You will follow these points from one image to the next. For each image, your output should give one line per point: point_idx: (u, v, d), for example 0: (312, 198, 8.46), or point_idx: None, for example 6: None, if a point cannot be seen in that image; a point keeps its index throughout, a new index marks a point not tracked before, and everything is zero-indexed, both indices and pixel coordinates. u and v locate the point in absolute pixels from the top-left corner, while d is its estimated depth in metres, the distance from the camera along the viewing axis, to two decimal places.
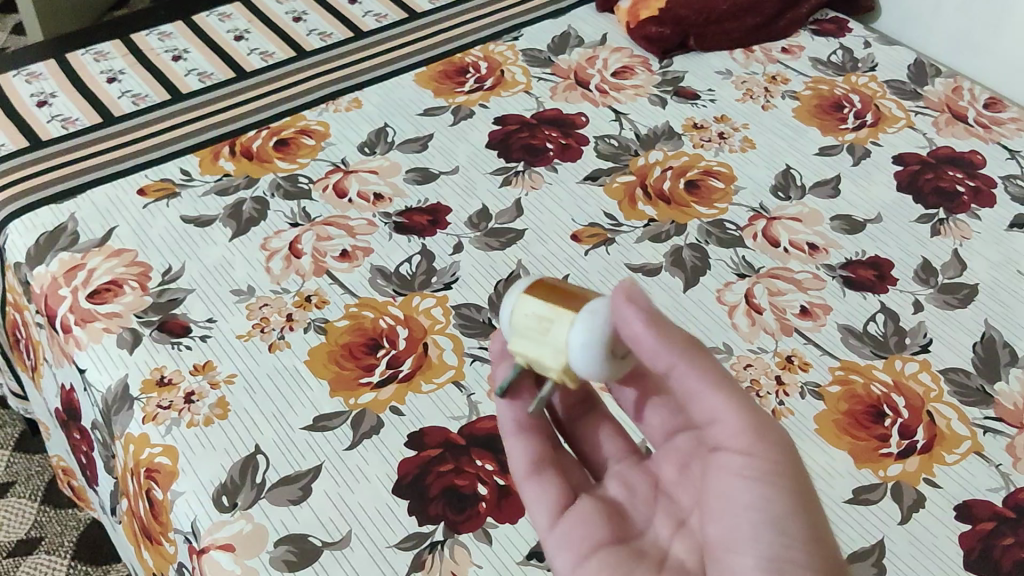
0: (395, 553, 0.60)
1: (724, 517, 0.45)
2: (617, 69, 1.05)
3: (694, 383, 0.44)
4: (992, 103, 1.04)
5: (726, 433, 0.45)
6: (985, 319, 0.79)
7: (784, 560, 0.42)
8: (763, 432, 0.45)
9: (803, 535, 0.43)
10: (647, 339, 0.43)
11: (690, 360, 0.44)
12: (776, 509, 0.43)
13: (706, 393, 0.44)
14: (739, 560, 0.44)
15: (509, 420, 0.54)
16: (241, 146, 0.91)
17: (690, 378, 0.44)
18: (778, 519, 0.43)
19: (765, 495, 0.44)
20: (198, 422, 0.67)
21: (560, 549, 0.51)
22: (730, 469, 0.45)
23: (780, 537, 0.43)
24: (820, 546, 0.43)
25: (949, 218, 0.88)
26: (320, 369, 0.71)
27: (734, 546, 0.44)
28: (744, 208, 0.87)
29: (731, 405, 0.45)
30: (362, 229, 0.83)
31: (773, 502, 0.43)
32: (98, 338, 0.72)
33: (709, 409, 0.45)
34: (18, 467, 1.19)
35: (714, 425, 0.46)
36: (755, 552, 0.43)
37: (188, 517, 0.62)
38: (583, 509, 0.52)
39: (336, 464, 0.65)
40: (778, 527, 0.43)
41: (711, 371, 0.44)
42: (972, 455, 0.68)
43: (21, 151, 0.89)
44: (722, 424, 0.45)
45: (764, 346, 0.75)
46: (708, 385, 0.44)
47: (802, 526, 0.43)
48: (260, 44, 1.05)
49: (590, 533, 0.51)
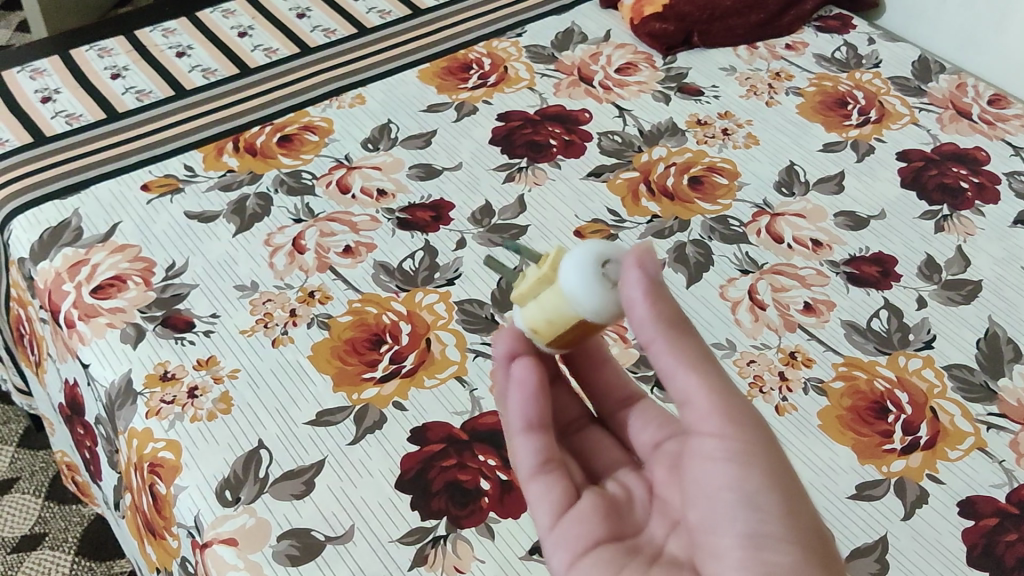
0: (397, 548, 0.60)
1: (702, 501, 0.45)
2: (621, 65, 1.05)
3: (667, 364, 0.45)
4: (997, 100, 1.04)
5: (698, 415, 0.45)
6: (989, 315, 0.79)
7: (761, 537, 0.42)
8: (736, 413, 0.44)
9: (779, 509, 0.43)
10: (639, 307, 0.44)
11: (668, 337, 0.44)
12: (748, 488, 0.43)
13: (678, 372, 0.45)
14: (718, 541, 0.44)
15: (519, 417, 0.52)
16: (245, 142, 0.91)
17: (668, 357, 0.45)
18: (751, 497, 0.43)
19: (738, 475, 0.44)
20: (201, 416, 0.67)
21: (557, 548, 0.50)
22: (703, 453, 0.45)
23: (754, 514, 0.43)
24: (798, 518, 0.43)
25: (954, 215, 0.88)
26: (323, 364, 0.71)
27: (715, 526, 0.44)
28: (748, 204, 0.87)
29: (706, 389, 0.44)
30: (365, 224, 0.83)
31: (745, 481, 0.43)
32: (102, 333, 0.72)
33: (682, 390, 0.45)
34: (23, 463, 1.19)
35: (687, 408, 0.46)
36: (733, 530, 0.43)
37: (192, 512, 0.62)
38: (582, 506, 0.51)
39: (338, 458, 0.65)
40: (752, 505, 0.43)
41: (687, 353, 0.45)
42: (976, 451, 0.68)
43: (26, 146, 0.89)
44: (693, 405, 0.45)
45: (768, 342, 0.75)
46: (684, 365, 0.44)
47: (776, 500, 0.43)
48: (265, 40, 1.05)
49: (586, 531, 0.50)
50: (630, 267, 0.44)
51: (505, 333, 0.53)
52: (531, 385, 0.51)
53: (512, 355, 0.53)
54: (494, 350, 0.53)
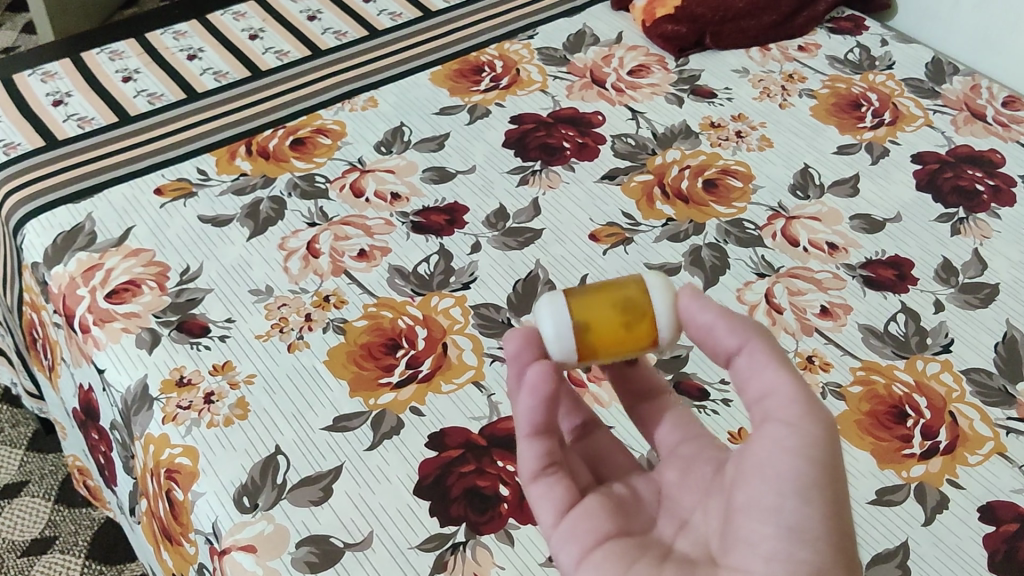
0: (417, 555, 0.60)
1: (752, 483, 0.44)
2: (633, 67, 1.04)
3: (755, 363, 0.46)
4: (1011, 101, 1.03)
5: (779, 403, 0.45)
6: (1007, 318, 0.78)
7: (803, 531, 0.42)
8: (815, 409, 0.44)
9: (826, 508, 0.43)
10: (722, 323, 0.47)
11: (760, 338, 0.47)
12: (805, 479, 0.43)
13: (768, 367, 0.46)
14: (758, 529, 0.43)
15: (526, 423, 0.48)
16: (257, 146, 0.90)
17: (760, 352, 0.46)
18: (804, 489, 0.43)
19: (799, 466, 0.43)
20: (218, 422, 0.67)
21: (567, 543, 0.48)
22: (771, 440, 0.44)
23: (803, 508, 0.42)
24: (838, 521, 0.43)
25: (970, 218, 0.87)
26: (339, 369, 0.71)
27: (758, 513, 0.43)
28: (763, 207, 0.87)
29: (790, 386, 0.45)
30: (379, 228, 0.82)
31: (806, 473, 0.43)
32: (117, 338, 0.72)
33: (765, 385, 0.46)
34: (32, 466, 1.19)
35: (765, 400, 0.45)
36: (776, 520, 0.43)
37: (210, 519, 0.62)
38: (588, 504, 0.49)
39: (356, 464, 0.65)
40: (804, 497, 0.42)
41: (775, 354, 0.46)
42: (996, 456, 0.68)
43: (38, 150, 0.88)
44: (773, 396, 0.45)
45: (786, 346, 0.74)
46: (773, 362, 0.46)
47: (827, 501, 0.43)
48: (275, 43, 1.05)
49: (595, 526, 0.48)
50: (688, 299, 0.49)
51: (516, 333, 0.50)
52: (544, 393, 0.47)
53: (526, 359, 0.49)
54: (505, 352, 0.50)
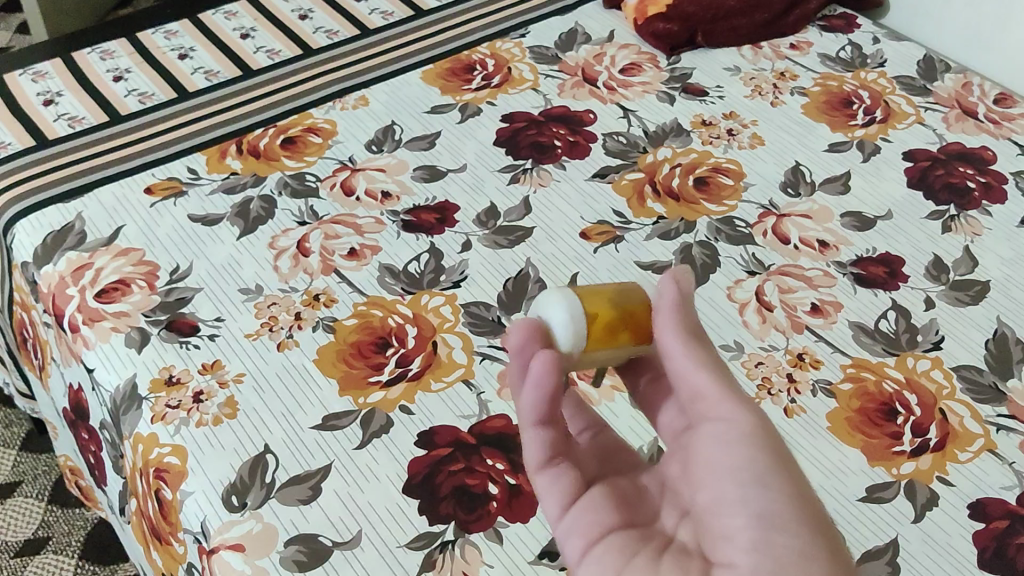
0: (406, 553, 0.60)
1: (709, 484, 0.45)
2: (625, 66, 1.04)
3: (684, 363, 0.47)
4: (1003, 98, 1.03)
5: (709, 404, 0.47)
6: (997, 316, 0.78)
7: (773, 516, 0.42)
8: (744, 401, 0.47)
9: (788, 488, 0.43)
10: (670, 315, 0.48)
11: (689, 337, 0.48)
12: (757, 466, 0.44)
13: (694, 368, 0.47)
14: (730, 522, 0.43)
15: (529, 413, 0.46)
16: (248, 145, 0.90)
17: (688, 352, 0.47)
18: (760, 475, 0.44)
19: (747, 454, 0.45)
20: (207, 421, 0.67)
21: (570, 536, 0.48)
22: (712, 440, 0.46)
23: (764, 492, 0.43)
24: (805, 500, 0.43)
25: (961, 215, 0.87)
26: (329, 367, 0.71)
27: (725, 508, 0.44)
28: (754, 205, 0.87)
29: (718, 383, 0.47)
30: (370, 227, 0.82)
31: (756, 459, 0.44)
32: (107, 337, 0.72)
33: (694, 387, 0.47)
34: (25, 467, 1.19)
35: (698, 401, 0.47)
36: (744, 510, 0.43)
37: (198, 518, 0.62)
38: (593, 495, 0.48)
39: (345, 462, 0.65)
40: (761, 483, 0.44)
41: (701, 354, 0.47)
42: (986, 453, 0.68)
43: (28, 150, 0.88)
44: (703, 398, 0.47)
45: (776, 344, 0.74)
46: (700, 363, 0.47)
47: (786, 481, 0.44)
48: (267, 42, 1.05)
49: (598, 518, 0.48)
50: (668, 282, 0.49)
51: (519, 325, 0.49)
52: (551, 387, 0.46)
53: (529, 351, 0.48)
54: (507, 345, 0.49)
